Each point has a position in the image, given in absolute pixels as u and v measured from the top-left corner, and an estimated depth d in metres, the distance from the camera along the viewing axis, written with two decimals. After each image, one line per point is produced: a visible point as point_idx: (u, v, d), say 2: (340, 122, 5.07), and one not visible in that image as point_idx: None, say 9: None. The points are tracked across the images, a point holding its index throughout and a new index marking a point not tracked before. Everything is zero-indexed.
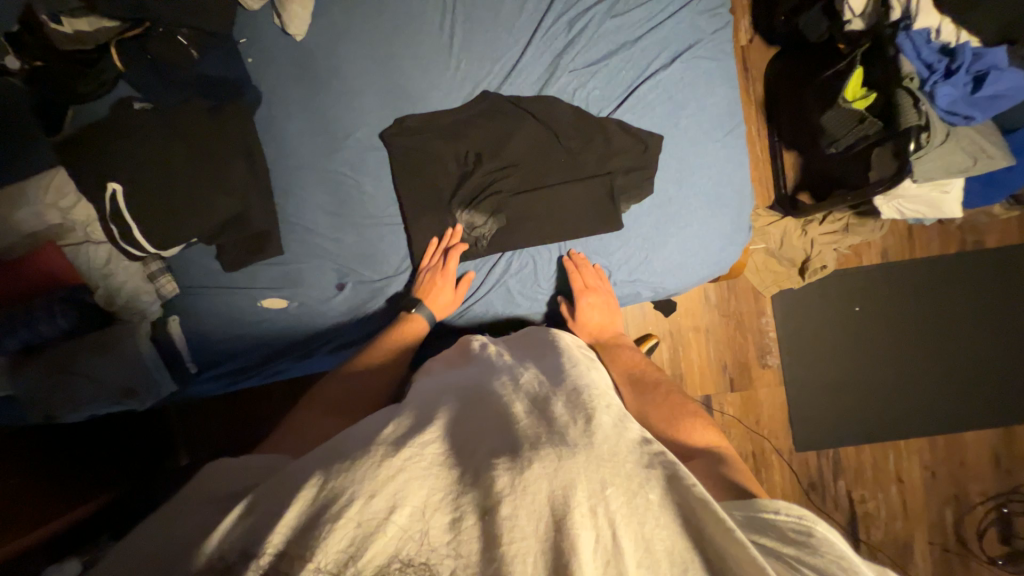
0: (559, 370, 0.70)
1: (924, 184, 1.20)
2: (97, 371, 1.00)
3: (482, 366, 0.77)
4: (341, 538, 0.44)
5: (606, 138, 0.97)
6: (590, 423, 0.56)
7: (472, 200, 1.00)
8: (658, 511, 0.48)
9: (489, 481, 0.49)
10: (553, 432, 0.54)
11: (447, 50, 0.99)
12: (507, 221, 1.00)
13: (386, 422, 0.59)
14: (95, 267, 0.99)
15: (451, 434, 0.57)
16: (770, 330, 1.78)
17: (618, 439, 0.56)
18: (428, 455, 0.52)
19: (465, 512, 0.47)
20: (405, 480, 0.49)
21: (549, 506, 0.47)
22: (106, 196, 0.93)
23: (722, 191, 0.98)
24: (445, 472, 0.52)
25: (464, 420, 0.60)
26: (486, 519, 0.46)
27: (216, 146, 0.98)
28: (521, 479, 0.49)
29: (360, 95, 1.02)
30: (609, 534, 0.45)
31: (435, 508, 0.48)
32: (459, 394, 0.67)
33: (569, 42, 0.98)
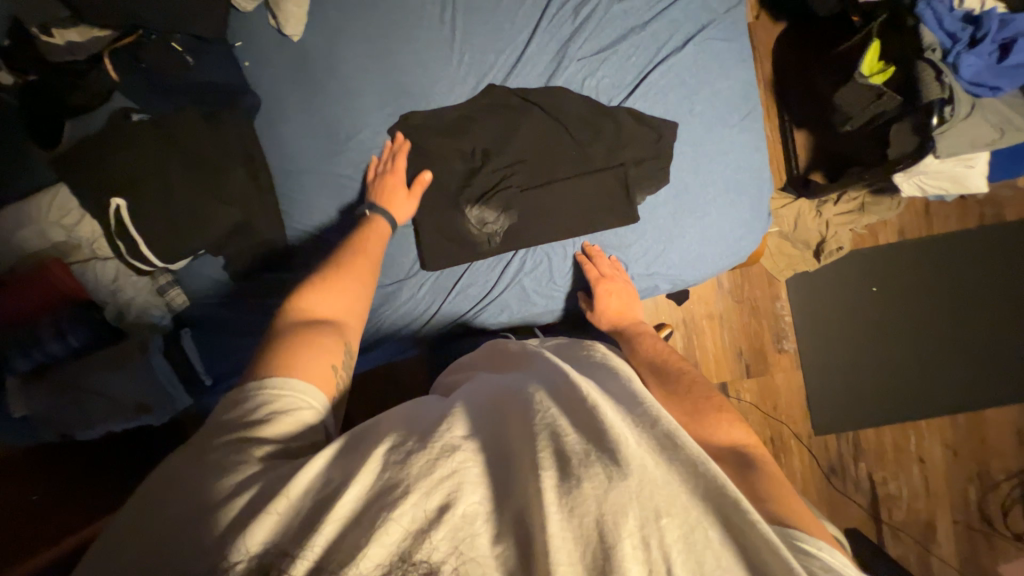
0: (615, 381, 0.66)
1: (947, 160, 1.16)
2: (112, 389, 0.97)
3: (531, 365, 0.74)
4: (399, 529, 0.47)
5: (618, 128, 0.94)
6: (648, 442, 0.53)
7: (480, 196, 0.97)
8: (717, 550, 0.46)
9: (536, 493, 0.47)
10: (606, 444, 0.51)
11: (449, 44, 0.96)
12: (519, 218, 0.97)
13: (427, 425, 0.58)
14: (103, 284, 0.97)
15: (500, 440, 0.55)
16: (785, 314, 1.75)
17: (677, 455, 0.52)
18: (478, 462, 0.52)
19: (511, 535, 0.47)
20: (455, 488, 0.49)
21: (597, 533, 0.45)
22: (109, 212, 0.91)
23: (740, 178, 0.95)
24: (492, 483, 0.51)
25: (506, 429, 0.57)
26: (533, 539, 0.45)
27: (216, 153, 0.96)
28: (571, 497, 0.47)
29: (362, 95, 0.99)
30: (663, 570, 0.44)
31: (483, 517, 0.48)
32: (507, 390, 0.65)
33: (575, 30, 0.94)
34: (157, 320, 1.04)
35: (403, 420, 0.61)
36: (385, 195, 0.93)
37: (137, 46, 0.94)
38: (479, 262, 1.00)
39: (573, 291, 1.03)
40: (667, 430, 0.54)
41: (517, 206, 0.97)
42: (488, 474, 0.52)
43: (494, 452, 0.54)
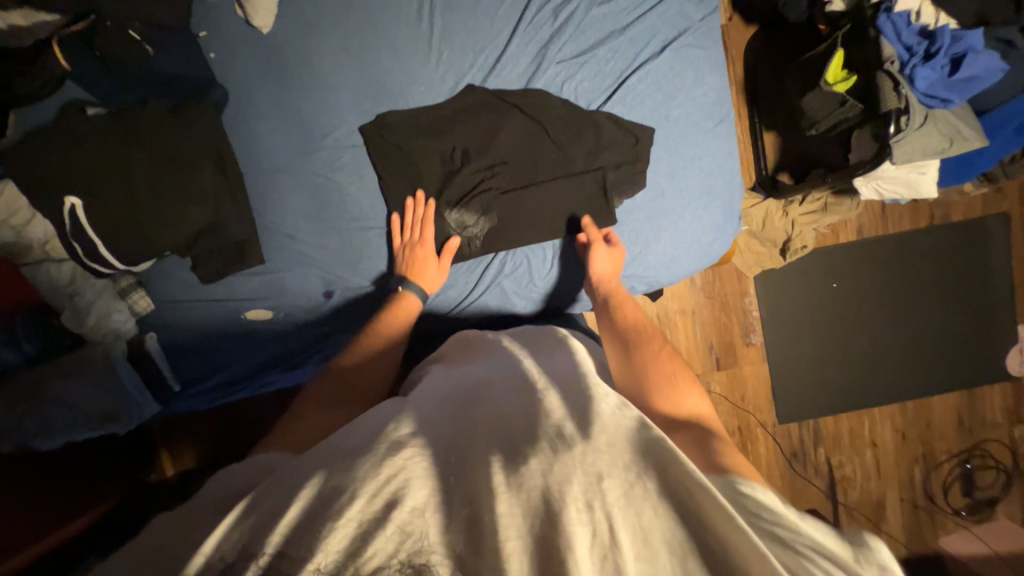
0: (562, 370, 0.73)
1: (903, 166, 1.23)
2: (74, 396, 0.93)
3: (487, 366, 0.79)
4: (348, 529, 0.47)
5: (597, 131, 0.95)
6: (588, 419, 0.58)
7: (459, 203, 0.97)
8: (656, 500, 0.49)
9: (487, 478, 0.51)
10: (550, 433, 0.56)
11: (427, 42, 0.94)
12: (500, 220, 0.98)
13: (390, 423, 0.61)
14: (58, 287, 0.92)
15: (454, 438, 0.59)
16: (753, 309, 1.83)
17: (616, 427, 0.58)
18: (430, 457, 0.55)
19: (462, 516, 0.49)
20: (409, 476, 0.52)
21: (541, 501, 0.48)
22: (64, 211, 0.86)
23: (713, 183, 0.98)
24: (445, 473, 0.53)
25: (467, 426, 0.61)
26: (483, 519, 0.48)
27: (181, 150, 0.91)
28: (518, 477, 0.51)
29: (336, 92, 0.96)
30: (606, 528, 0.46)
31: (436, 503, 0.50)
32: (463, 395, 0.70)
33: (555, 32, 0.94)
34: (118, 326, 0.99)
35: (365, 423, 0.64)
36: (414, 267, 0.94)
37: (90, 32, 0.88)
38: (460, 264, 1.01)
39: (552, 291, 1.04)
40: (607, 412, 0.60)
41: (496, 209, 0.97)
42: (441, 464, 0.54)
43: (448, 446, 0.58)
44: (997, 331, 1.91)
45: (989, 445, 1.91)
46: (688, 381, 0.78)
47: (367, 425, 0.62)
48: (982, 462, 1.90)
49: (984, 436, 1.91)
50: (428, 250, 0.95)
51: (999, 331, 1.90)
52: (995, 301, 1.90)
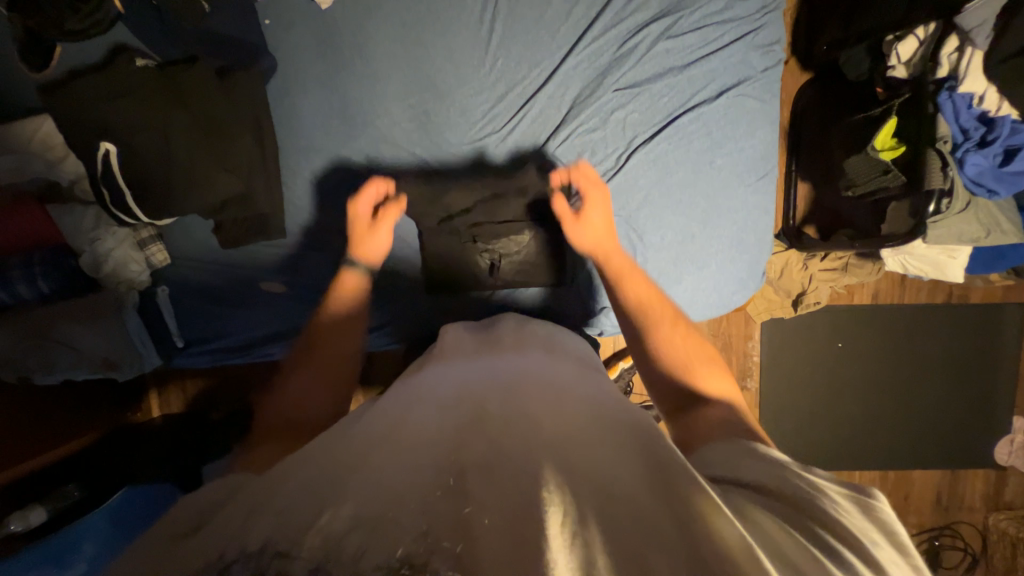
0: (554, 378, 0.73)
1: (933, 246, 1.27)
2: (75, 342, 0.95)
3: (485, 365, 0.77)
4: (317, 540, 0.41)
5: (637, 164, 0.94)
6: (563, 425, 0.58)
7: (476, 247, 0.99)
8: (630, 497, 0.47)
9: (454, 471, 0.49)
10: (523, 435, 0.55)
11: (484, 46, 0.93)
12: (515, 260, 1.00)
13: (366, 424, 0.60)
14: (82, 232, 0.92)
15: (423, 431, 0.57)
16: (754, 354, 1.83)
17: (597, 433, 0.57)
18: (393, 455, 0.52)
19: (448, 496, 0.46)
20: (381, 478, 0.48)
21: (520, 493, 0.45)
22: (99, 154, 0.84)
23: (744, 237, 0.97)
24: (408, 465, 0.50)
25: (445, 416, 0.60)
26: (459, 510, 0.45)
27: (221, 113, 0.90)
28: (490, 473, 0.49)
29: (385, 81, 0.95)
30: (575, 511, 0.44)
31: (413, 505, 0.45)
32: (447, 391, 0.68)
33: (615, 59, 0.92)
34: (132, 276, 1.00)
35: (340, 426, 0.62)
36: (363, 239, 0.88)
37: None
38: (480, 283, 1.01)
39: (568, 306, 1.07)
40: (587, 420, 0.60)
41: (507, 253, 1.00)
42: (412, 452, 0.53)
43: (419, 440, 0.55)
44: (997, 419, 1.88)
45: (959, 527, 1.92)
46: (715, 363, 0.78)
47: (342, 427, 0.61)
48: (950, 542, 1.92)
49: (958, 517, 1.92)
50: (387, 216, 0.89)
51: (999, 419, 1.88)
52: (1000, 388, 1.87)
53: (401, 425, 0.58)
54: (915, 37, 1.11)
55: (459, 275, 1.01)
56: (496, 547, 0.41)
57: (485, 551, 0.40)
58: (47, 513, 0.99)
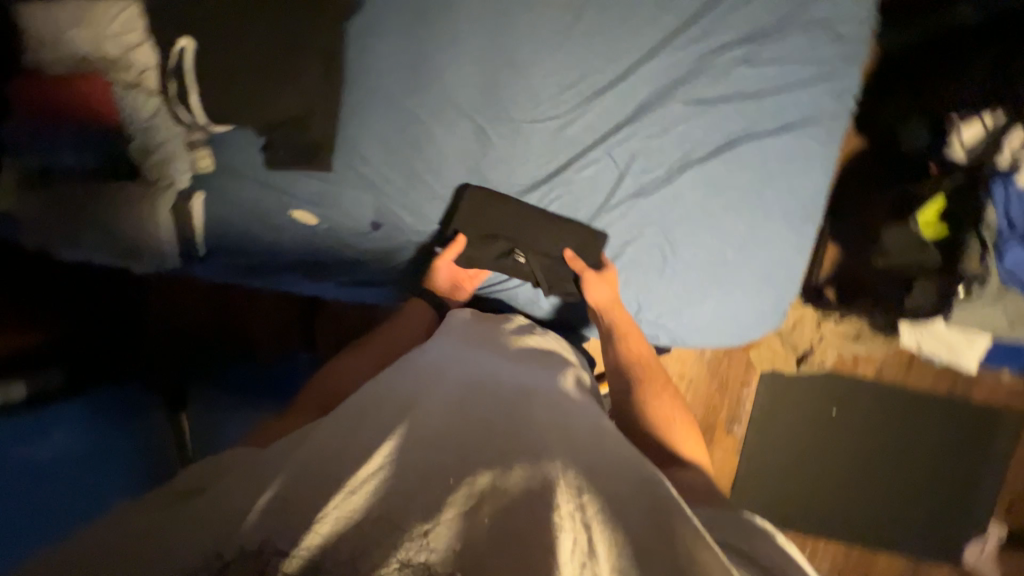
0: (564, 391, 0.76)
1: (953, 329, 1.28)
2: (106, 223, 0.98)
3: (500, 363, 0.80)
4: (327, 527, 0.46)
5: (689, 180, 0.93)
6: (572, 441, 0.61)
7: (513, 226, 0.98)
8: (634, 532, 0.50)
9: (471, 474, 0.53)
10: (534, 446, 0.57)
11: (564, 34, 0.94)
12: (543, 252, 0.98)
13: (382, 405, 0.63)
14: (138, 117, 0.94)
15: (435, 425, 0.60)
16: (747, 402, 1.83)
17: (604, 454, 0.60)
18: (407, 450, 0.54)
19: (459, 487, 0.51)
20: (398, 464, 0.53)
21: (530, 505, 0.49)
22: (174, 50, 0.89)
23: (775, 273, 0.97)
24: (421, 464, 0.53)
25: (457, 413, 0.63)
26: (471, 517, 0.49)
27: (297, 39, 0.91)
28: (505, 481, 0.52)
29: (462, 45, 0.96)
30: (585, 539, 0.47)
31: (425, 495, 0.50)
32: (459, 383, 0.70)
33: (691, 73, 0.92)
34: (174, 173, 1.00)
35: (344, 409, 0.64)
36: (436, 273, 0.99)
37: None
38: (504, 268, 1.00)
39: (583, 312, 1.06)
40: (595, 440, 0.63)
41: (541, 242, 0.98)
42: (427, 450, 0.55)
43: (435, 434, 0.58)
44: (970, 520, 1.86)
45: None
46: (694, 430, 0.84)
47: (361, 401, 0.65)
48: None
49: None
50: (451, 255, 0.98)
51: (971, 520, 1.86)
52: (981, 490, 1.85)
53: (420, 406, 0.63)
54: (981, 124, 1.14)
55: (484, 250, 0.99)
56: (504, 563, 0.45)
57: (490, 560, 0.45)
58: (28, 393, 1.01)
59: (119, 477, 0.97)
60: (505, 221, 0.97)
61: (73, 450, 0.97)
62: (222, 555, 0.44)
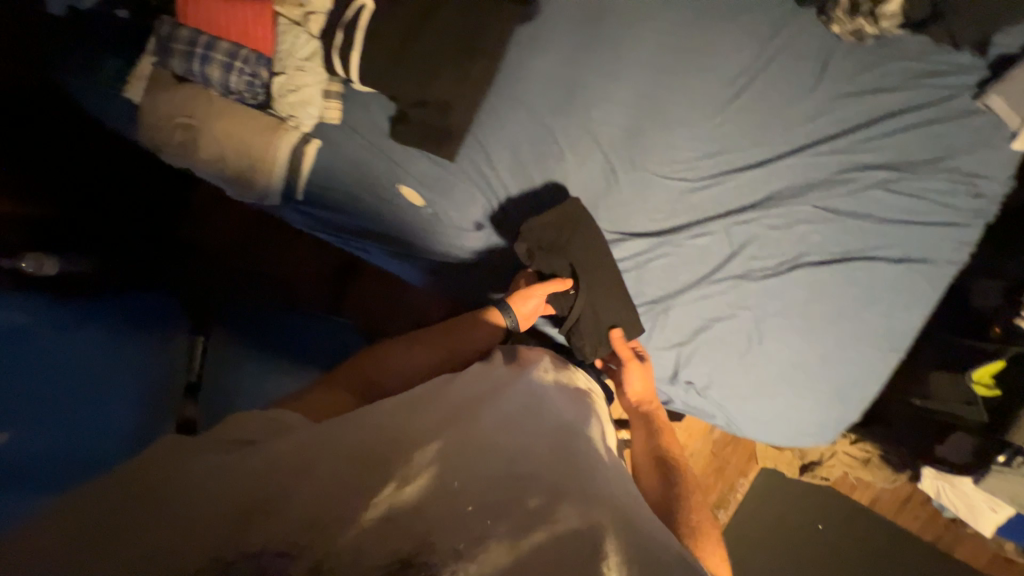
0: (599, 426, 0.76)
1: (980, 492, 1.28)
2: (220, 144, 0.95)
3: (545, 379, 0.80)
4: (368, 515, 0.48)
5: (795, 279, 0.95)
6: (607, 479, 0.62)
7: (589, 264, 0.94)
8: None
9: (511, 493, 0.54)
10: (570, 480, 0.58)
11: (719, 106, 0.96)
12: (597, 308, 0.93)
13: (433, 408, 0.65)
14: (293, 56, 0.94)
15: (480, 434, 0.61)
16: (739, 491, 1.83)
17: (632, 503, 0.61)
18: (452, 455, 0.56)
19: (494, 501, 0.52)
20: (442, 464, 0.54)
21: (561, 541, 0.50)
22: (354, 6, 0.90)
23: (850, 392, 0.97)
24: (464, 471, 0.54)
25: (504, 427, 0.64)
26: (503, 537, 0.49)
27: (470, 31, 0.92)
28: (540, 508, 0.53)
29: (618, 85, 0.98)
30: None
31: (461, 505, 0.51)
32: (508, 395, 0.71)
33: (829, 179, 0.94)
34: (303, 116, 0.98)
35: (392, 402, 0.65)
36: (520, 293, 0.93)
37: None
38: (552, 295, 0.94)
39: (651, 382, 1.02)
40: (623, 484, 0.64)
41: (603, 299, 0.94)
42: (470, 456, 0.57)
43: (480, 443, 0.59)
44: None
45: None
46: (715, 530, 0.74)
47: (412, 399, 0.66)
48: None
49: None
50: (545, 288, 0.93)
51: None
52: None
53: (466, 413, 0.65)
54: None
55: (549, 261, 0.94)
56: None
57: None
58: (60, 272, 0.79)
59: (126, 405, 0.74)
60: (585, 251, 0.94)
61: (85, 349, 0.73)
62: (224, 556, 0.43)
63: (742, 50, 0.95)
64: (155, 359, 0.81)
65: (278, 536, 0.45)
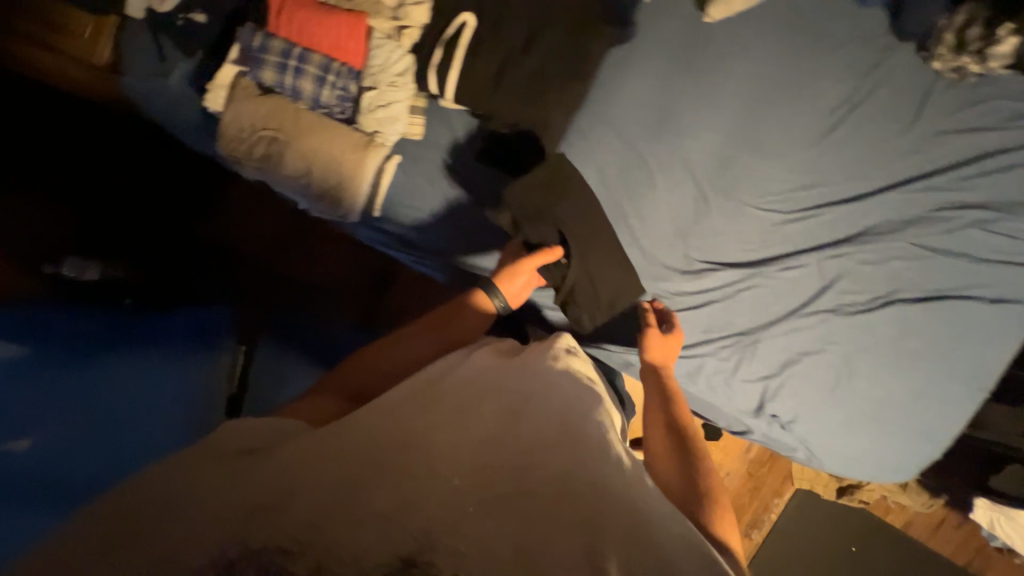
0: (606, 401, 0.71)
1: None
2: (308, 157, 0.91)
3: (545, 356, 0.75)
4: (373, 519, 0.45)
5: (888, 316, 0.94)
6: (618, 459, 0.58)
7: (578, 226, 0.90)
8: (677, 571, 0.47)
9: (513, 483, 0.51)
10: (574, 463, 0.54)
11: (817, 138, 0.95)
12: (592, 273, 0.91)
13: (431, 399, 0.61)
14: (388, 71, 0.91)
15: (481, 427, 0.57)
16: (773, 513, 1.68)
17: (646, 482, 0.57)
18: (451, 451, 0.53)
19: (499, 495, 0.49)
20: (442, 461, 0.52)
21: (567, 532, 0.47)
22: (456, 24, 0.88)
23: (938, 431, 0.96)
24: (461, 466, 0.51)
25: (503, 416, 0.59)
26: (506, 533, 0.46)
27: (574, 54, 0.90)
28: (545, 501, 0.50)
29: (715, 112, 0.96)
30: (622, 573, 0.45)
31: (461, 501, 0.48)
32: (507, 382, 0.66)
33: (924, 216, 0.93)
34: (388, 131, 0.92)
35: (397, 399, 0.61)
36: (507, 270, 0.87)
37: None
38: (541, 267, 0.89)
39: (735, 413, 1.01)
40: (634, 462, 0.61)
41: (597, 262, 0.91)
42: (472, 454, 0.53)
43: (483, 436, 0.56)
44: None
45: None
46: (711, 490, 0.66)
47: (412, 394, 0.62)
48: None
49: None
50: (534, 261, 0.88)
51: None
52: None
53: (464, 405, 0.60)
54: None
55: (536, 229, 0.89)
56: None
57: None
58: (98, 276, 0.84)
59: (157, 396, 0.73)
60: (573, 215, 0.90)
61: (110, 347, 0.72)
62: (225, 554, 0.41)
63: (841, 83, 0.95)
64: (197, 377, 0.79)
65: (274, 541, 0.42)
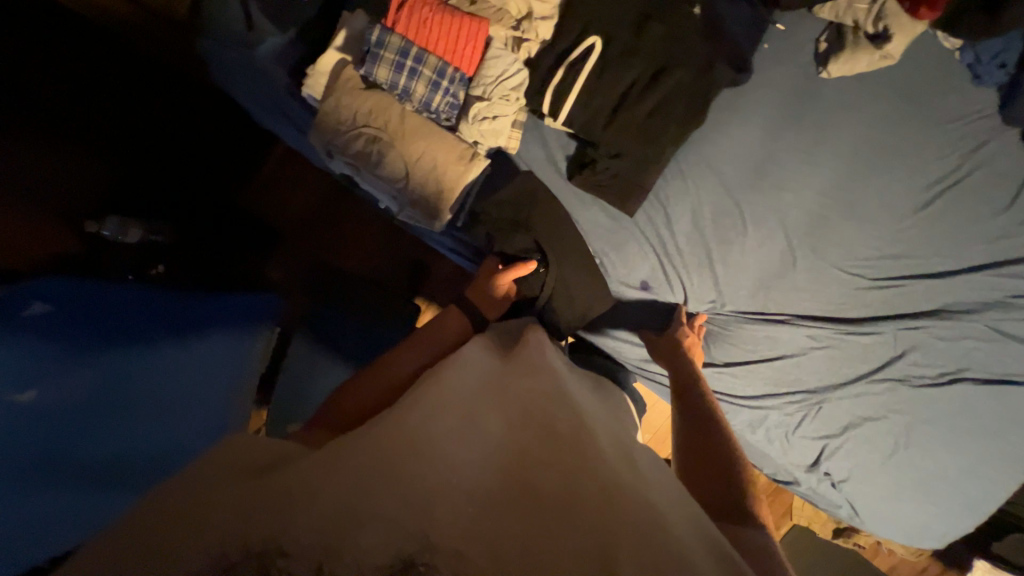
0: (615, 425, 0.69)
1: None
2: (402, 161, 0.87)
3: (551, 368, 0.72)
4: (381, 517, 0.41)
5: (952, 393, 0.97)
6: (632, 473, 0.54)
7: (551, 237, 0.97)
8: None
9: (527, 488, 0.47)
10: (590, 471, 0.50)
11: (911, 208, 0.95)
12: (565, 281, 0.97)
13: (440, 404, 0.56)
14: (500, 82, 0.87)
15: (492, 433, 0.53)
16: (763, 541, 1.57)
17: (664, 494, 0.53)
18: (463, 454, 0.49)
19: (511, 500, 0.45)
20: (450, 463, 0.47)
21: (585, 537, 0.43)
22: (581, 48, 0.88)
23: (978, 506, 1.00)
24: (471, 469, 0.47)
25: (513, 424, 0.55)
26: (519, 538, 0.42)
27: (692, 95, 0.89)
28: (562, 506, 0.46)
29: (816, 168, 0.95)
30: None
31: (470, 506, 0.44)
32: (514, 388, 0.62)
33: (998, 301, 0.96)
34: (487, 140, 0.90)
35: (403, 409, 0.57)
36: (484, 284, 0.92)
37: None
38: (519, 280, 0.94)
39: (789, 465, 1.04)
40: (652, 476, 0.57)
41: (569, 269, 0.98)
42: (482, 455, 0.49)
43: (494, 442, 0.52)
44: None
45: None
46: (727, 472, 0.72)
47: (422, 400, 0.58)
48: None
49: None
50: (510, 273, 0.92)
51: None
52: None
53: (472, 410, 0.56)
54: None
55: (510, 240, 0.96)
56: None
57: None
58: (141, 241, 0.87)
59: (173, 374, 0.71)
60: (546, 229, 0.97)
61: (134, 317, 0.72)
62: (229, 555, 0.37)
63: (942, 157, 0.95)
64: (216, 352, 0.78)
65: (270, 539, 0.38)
